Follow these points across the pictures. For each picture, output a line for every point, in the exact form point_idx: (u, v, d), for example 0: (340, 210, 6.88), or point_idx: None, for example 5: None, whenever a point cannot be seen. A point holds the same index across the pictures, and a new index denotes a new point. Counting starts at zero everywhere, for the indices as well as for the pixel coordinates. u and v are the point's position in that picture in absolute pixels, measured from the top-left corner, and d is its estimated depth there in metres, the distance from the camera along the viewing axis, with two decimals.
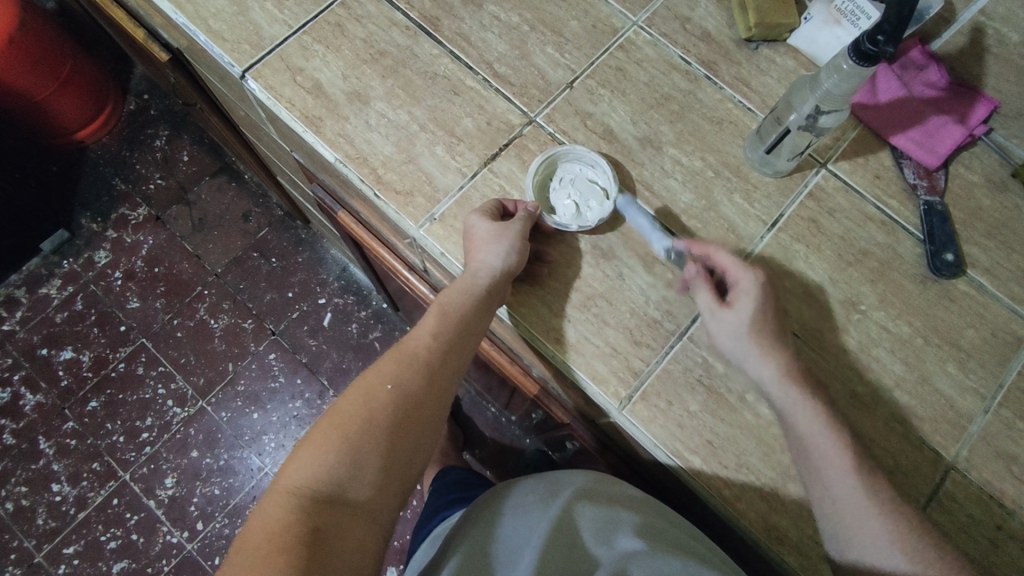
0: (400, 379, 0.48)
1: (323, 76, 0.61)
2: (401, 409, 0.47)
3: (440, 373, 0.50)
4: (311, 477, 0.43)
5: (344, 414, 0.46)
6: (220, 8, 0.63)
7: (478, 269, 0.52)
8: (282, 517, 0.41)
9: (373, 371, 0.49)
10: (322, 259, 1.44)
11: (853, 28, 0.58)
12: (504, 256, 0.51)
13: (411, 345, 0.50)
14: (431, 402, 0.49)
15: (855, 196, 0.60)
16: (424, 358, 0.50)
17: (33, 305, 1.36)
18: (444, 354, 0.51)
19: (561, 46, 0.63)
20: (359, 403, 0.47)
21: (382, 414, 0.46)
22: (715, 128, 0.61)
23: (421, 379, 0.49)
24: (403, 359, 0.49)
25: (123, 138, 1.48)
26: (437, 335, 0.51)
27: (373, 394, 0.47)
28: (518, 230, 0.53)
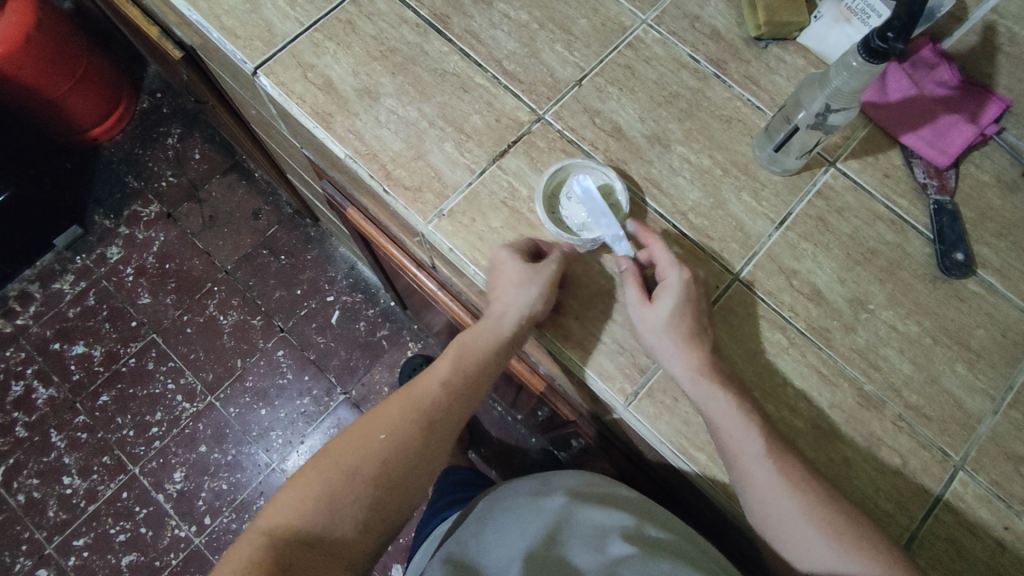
0: (397, 430, 0.51)
1: (334, 73, 0.61)
2: (394, 459, 0.50)
3: (439, 425, 0.53)
4: (295, 516, 0.47)
5: (339, 456, 0.50)
6: (233, 6, 0.64)
7: (504, 314, 0.53)
8: (262, 548, 0.45)
9: (375, 418, 0.52)
10: (331, 257, 1.44)
11: (863, 27, 0.58)
12: (534, 300, 0.52)
13: (417, 393, 0.54)
14: (427, 453, 0.52)
15: (865, 195, 0.59)
16: (425, 410, 0.53)
17: (46, 300, 1.38)
18: (445, 406, 0.54)
19: (570, 44, 0.63)
20: (354, 446, 0.50)
21: (374, 464, 0.50)
22: (724, 126, 0.61)
23: (419, 431, 0.52)
24: (404, 408, 0.52)
25: (136, 136, 1.50)
26: (444, 386, 0.54)
27: (370, 441, 0.51)
28: (551, 274, 0.52)
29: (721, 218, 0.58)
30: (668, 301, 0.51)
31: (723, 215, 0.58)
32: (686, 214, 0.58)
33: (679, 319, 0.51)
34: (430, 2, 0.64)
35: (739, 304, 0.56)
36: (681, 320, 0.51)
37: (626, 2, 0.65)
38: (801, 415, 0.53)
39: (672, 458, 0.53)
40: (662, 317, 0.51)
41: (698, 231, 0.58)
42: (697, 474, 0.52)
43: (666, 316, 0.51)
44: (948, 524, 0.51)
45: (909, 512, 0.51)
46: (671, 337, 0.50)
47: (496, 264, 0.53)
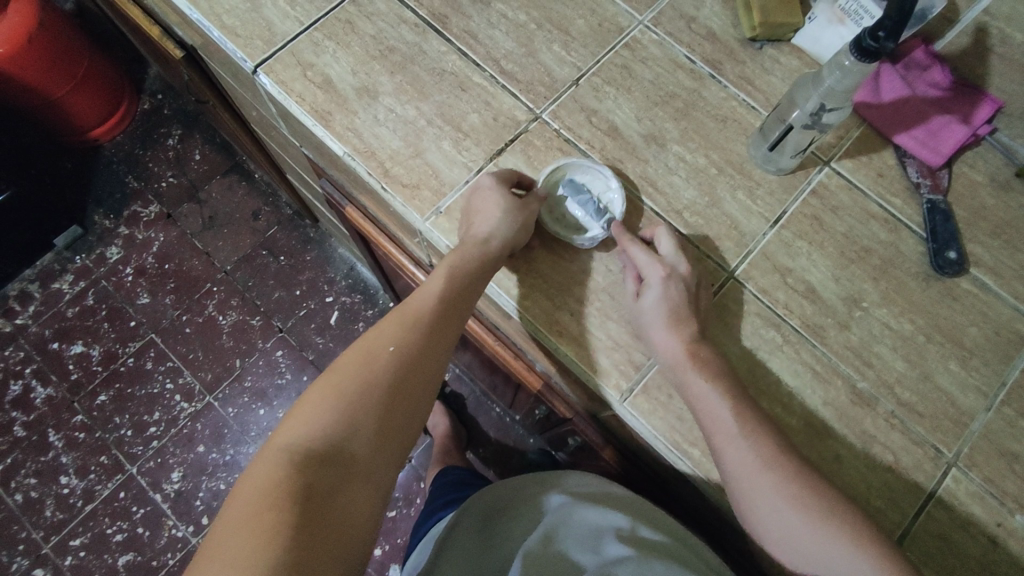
0: (404, 341, 0.46)
1: (333, 72, 0.62)
2: (404, 368, 0.45)
3: (444, 335, 0.49)
4: (305, 433, 0.40)
5: (344, 369, 0.44)
6: (234, 5, 0.64)
7: (491, 236, 0.51)
8: (275, 474, 0.38)
9: (374, 332, 0.46)
10: (330, 258, 1.45)
11: (856, 28, 0.58)
12: (510, 225, 0.52)
13: (416, 305, 0.49)
14: (435, 363, 0.48)
15: (859, 194, 0.60)
16: (427, 320, 0.48)
17: (45, 299, 1.38)
18: (450, 318, 0.49)
19: (567, 44, 0.64)
20: (359, 360, 0.44)
21: (384, 374, 0.44)
22: (719, 125, 0.62)
23: (426, 341, 0.47)
24: (407, 319, 0.47)
25: (136, 137, 1.51)
26: (442, 295, 0.49)
27: (376, 353, 0.45)
28: (528, 207, 0.54)
29: (716, 217, 0.59)
30: (655, 294, 0.52)
31: (718, 214, 0.59)
32: (682, 212, 0.59)
33: (671, 311, 0.51)
34: (429, 2, 0.65)
35: (734, 302, 0.56)
36: (671, 312, 0.51)
37: (623, 3, 0.66)
38: (794, 411, 0.53)
39: (667, 454, 0.53)
40: (653, 310, 0.52)
41: (694, 230, 0.58)
42: (690, 470, 0.53)
43: (654, 308, 0.52)
44: (940, 520, 0.51)
45: (902, 508, 0.51)
46: (660, 329, 0.51)
47: (477, 190, 0.55)
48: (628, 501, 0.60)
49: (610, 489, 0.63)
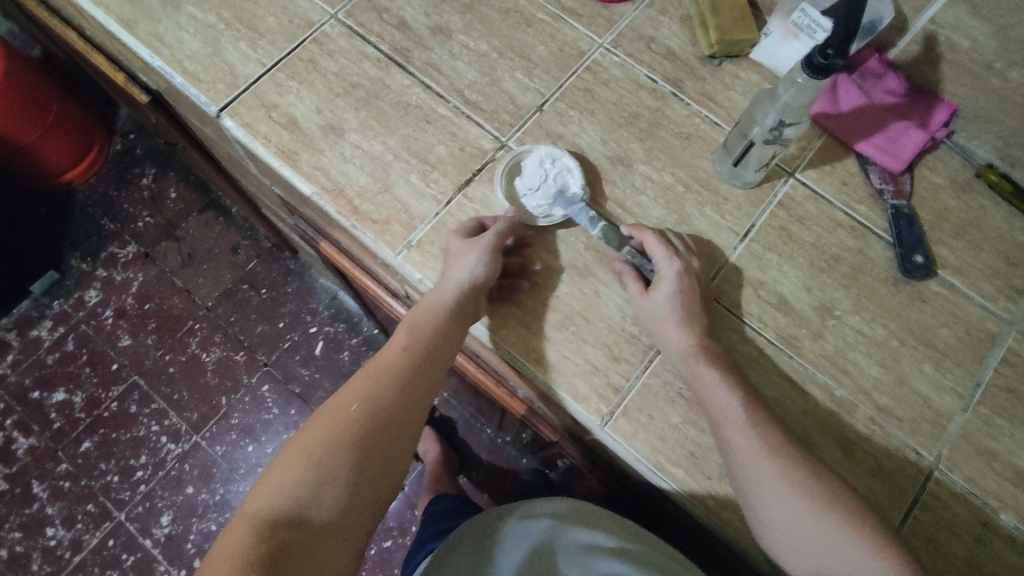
0: (367, 399, 0.46)
1: (298, 111, 0.62)
2: (371, 427, 0.45)
3: (413, 388, 0.48)
4: (269, 502, 0.40)
5: (310, 434, 0.43)
6: (196, 51, 0.64)
7: (448, 284, 0.52)
8: (241, 543, 0.37)
9: (340, 394, 0.46)
10: (312, 288, 1.44)
11: (810, 42, 0.60)
12: (480, 267, 0.52)
13: (381, 361, 0.49)
14: (406, 418, 0.47)
15: (824, 204, 0.61)
16: (394, 373, 0.48)
17: (24, 347, 1.36)
18: (417, 372, 0.49)
19: (529, 71, 0.65)
20: (323, 424, 0.44)
21: (347, 435, 0.44)
22: (684, 143, 0.63)
23: (393, 397, 0.46)
24: (371, 378, 0.47)
25: (110, 178, 1.50)
26: (408, 348, 0.49)
27: (338, 415, 0.45)
28: (490, 241, 0.53)
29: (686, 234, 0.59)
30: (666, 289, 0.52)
31: (688, 231, 0.59)
32: None
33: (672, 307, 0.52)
34: (390, 37, 0.65)
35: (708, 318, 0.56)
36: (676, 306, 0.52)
37: (582, 28, 0.67)
38: None
39: (650, 476, 0.53)
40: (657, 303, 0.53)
41: None
42: (675, 491, 0.52)
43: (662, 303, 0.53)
44: (926, 524, 0.51)
45: (887, 513, 0.51)
46: (671, 323, 0.52)
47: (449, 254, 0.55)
48: (613, 518, 0.60)
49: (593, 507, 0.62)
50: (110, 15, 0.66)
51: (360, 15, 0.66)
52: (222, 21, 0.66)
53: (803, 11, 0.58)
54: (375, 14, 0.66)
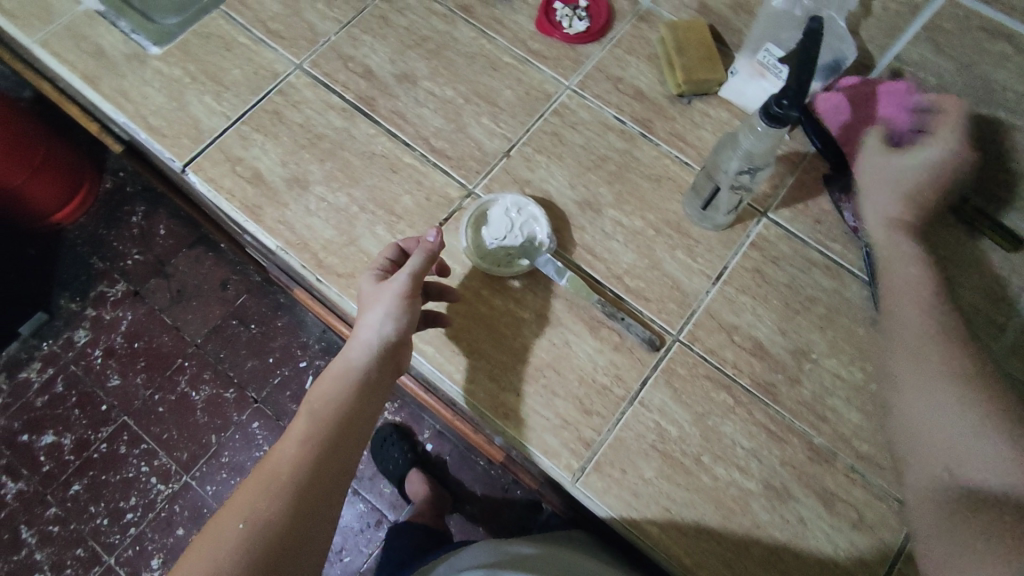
0: (255, 512, 0.42)
1: (263, 165, 0.62)
2: (258, 547, 0.41)
3: (314, 488, 0.45)
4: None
5: (192, 567, 0.40)
6: (160, 105, 0.64)
7: (355, 350, 0.51)
8: None
9: (226, 514, 0.43)
10: (302, 322, 1.43)
11: (777, 80, 0.59)
12: (388, 322, 0.51)
13: (275, 462, 0.46)
14: (305, 525, 0.43)
15: (798, 243, 0.59)
16: (288, 478, 0.44)
17: (13, 390, 1.36)
18: (315, 465, 0.45)
19: (496, 116, 0.64)
20: (207, 550, 0.41)
21: (233, 556, 0.40)
22: (654, 185, 0.62)
23: (286, 507, 0.43)
24: (260, 486, 0.44)
25: (100, 217, 1.51)
26: (306, 445, 0.46)
27: (222, 539, 0.41)
28: (399, 290, 0.51)
29: (657, 279, 0.58)
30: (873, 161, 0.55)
31: (659, 276, 0.58)
32: (622, 277, 0.58)
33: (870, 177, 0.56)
34: (355, 86, 0.65)
35: (681, 365, 0.55)
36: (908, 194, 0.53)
37: (549, 70, 0.66)
38: (756, 476, 0.51)
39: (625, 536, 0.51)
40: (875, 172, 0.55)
41: (635, 294, 0.57)
42: (650, 550, 0.50)
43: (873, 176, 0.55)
44: None
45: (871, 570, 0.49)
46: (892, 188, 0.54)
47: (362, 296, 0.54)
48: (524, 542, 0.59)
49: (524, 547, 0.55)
50: (72, 70, 0.65)
51: (326, 65, 0.66)
52: (186, 75, 0.65)
53: (768, 50, 0.58)
54: (340, 63, 0.66)
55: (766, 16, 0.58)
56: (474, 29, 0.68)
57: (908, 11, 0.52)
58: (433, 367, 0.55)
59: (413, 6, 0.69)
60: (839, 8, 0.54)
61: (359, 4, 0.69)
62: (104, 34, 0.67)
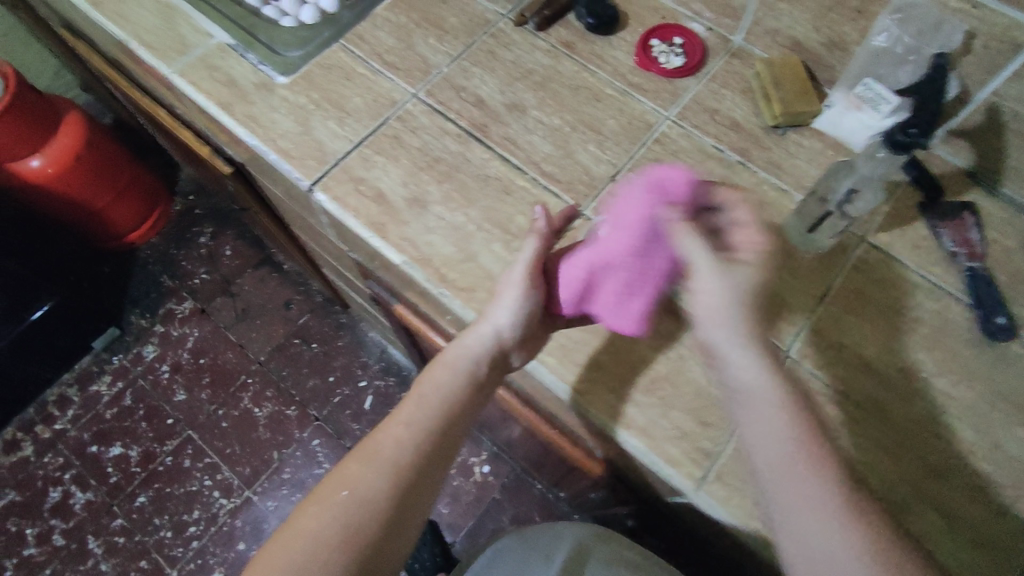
0: (358, 485, 0.49)
1: (385, 185, 0.66)
2: (359, 516, 0.48)
3: (413, 469, 0.51)
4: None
5: (301, 533, 0.46)
6: (288, 129, 0.69)
7: (479, 342, 0.57)
8: None
9: (329, 483, 0.49)
10: (362, 342, 1.47)
11: (875, 113, 0.62)
12: (509, 316, 0.56)
13: (377, 442, 0.52)
14: (401, 502, 0.50)
15: (897, 266, 0.62)
16: (389, 458, 0.51)
17: (84, 402, 1.40)
18: (415, 446, 0.52)
19: (601, 143, 0.68)
20: (313, 517, 0.47)
21: (340, 528, 0.47)
22: (754, 210, 0.65)
23: (385, 483, 0.50)
24: (363, 460, 0.51)
25: (170, 237, 1.59)
26: (407, 428, 0.53)
27: (328, 506, 0.47)
28: (522, 283, 0.57)
29: (763, 298, 0.61)
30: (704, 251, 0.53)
31: (764, 295, 0.61)
32: None
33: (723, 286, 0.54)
34: (469, 113, 0.70)
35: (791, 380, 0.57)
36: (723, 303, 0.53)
37: (648, 101, 0.71)
38: (873, 489, 0.53)
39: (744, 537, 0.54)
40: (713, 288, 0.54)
41: None
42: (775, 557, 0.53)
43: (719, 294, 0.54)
44: None
45: None
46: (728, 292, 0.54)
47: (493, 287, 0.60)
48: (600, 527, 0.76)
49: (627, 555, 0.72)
50: (207, 96, 0.70)
51: (440, 94, 0.71)
52: (311, 102, 0.70)
53: (867, 85, 0.61)
54: (453, 93, 0.71)
55: (868, 52, 0.61)
56: (576, 63, 0.73)
57: (1011, 48, 0.53)
58: (555, 377, 0.60)
59: (518, 40, 0.74)
60: (942, 45, 0.56)
61: (468, 38, 0.74)
62: (235, 64, 0.72)
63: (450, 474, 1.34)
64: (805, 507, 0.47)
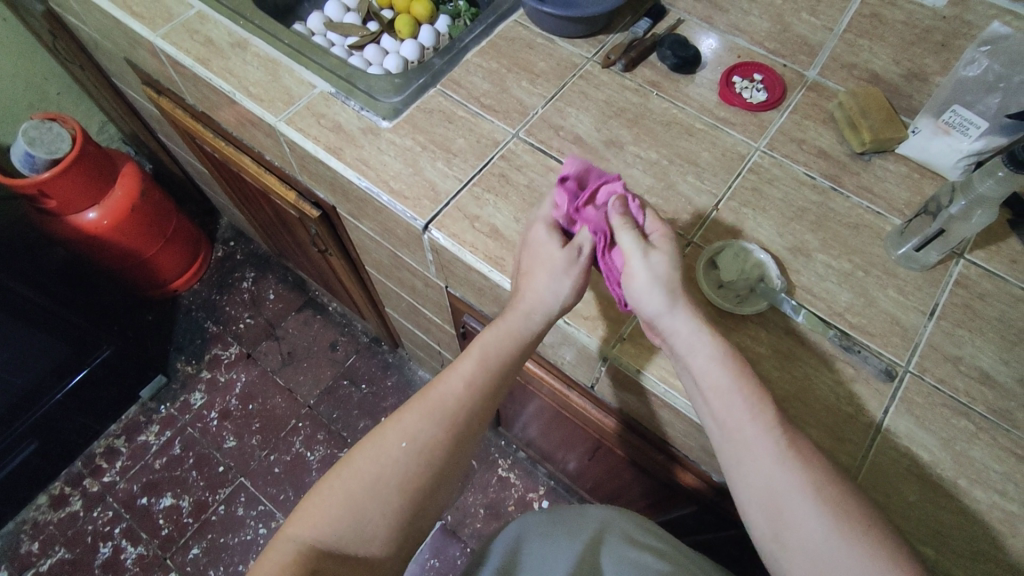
0: (415, 437, 0.55)
1: (499, 221, 0.68)
2: (412, 463, 0.54)
3: (459, 432, 0.56)
4: (314, 529, 0.52)
5: (362, 470, 0.54)
6: (398, 171, 0.71)
7: (536, 313, 0.57)
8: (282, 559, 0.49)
9: (393, 425, 0.56)
10: (411, 380, 1.48)
11: (963, 137, 0.66)
12: (557, 295, 0.57)
13: (439, 395, 0.56)
14: (446, 458, 0.56)
15: (999, 280, 0.65)
16: (446, 413, 0.56)
17: (132, 453, 1.38)
18: (466, 408, 0.56)
19: (699, 174, 0.71)
20: (373, 457, 0.54)
21: (392, 473, 0.54)
22: (854, 232, 0.68)
23: (438, 440, 0.55)
24: (424, 413, 0.55)
25: (212, 283, 1.60)
26: (447, 393, 0.56)
27: (388, 450, 0.54)
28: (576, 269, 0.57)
29: (876, 315, 0.63)
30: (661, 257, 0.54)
31: (878, 312, 0.63)
32: (844, 314, 0.63)
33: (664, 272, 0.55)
34: (570, 151, 0.73)
35: (918, 393, 0.59)
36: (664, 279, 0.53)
37: (737, 134, 0.74)
38: (1015, 497, 0.54)
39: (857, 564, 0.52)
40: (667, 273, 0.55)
41: (860, 329, 0.62)
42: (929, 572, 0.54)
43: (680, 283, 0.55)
44: None
45: None
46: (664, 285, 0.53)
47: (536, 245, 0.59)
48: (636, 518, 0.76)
49: (647, 540, 0.72)
50: (317, 143, 0.73)
51: (540, 134, 0.74)
52: (418, 144, 0.73)
53: (955, 111, 0.66)
54: (552, 132, 0.74)
55: (956, 83, 0.66)
56: (664, 101, 0.77)
57: None
58: (686, 401, 0.59)
59: (607, 81, 0.79)
60: None
61: (559, 81, 0.79)
62: (340, 112, 0.76)
63: (509, 511, 1.32)
64: (782, 499, 0.49)
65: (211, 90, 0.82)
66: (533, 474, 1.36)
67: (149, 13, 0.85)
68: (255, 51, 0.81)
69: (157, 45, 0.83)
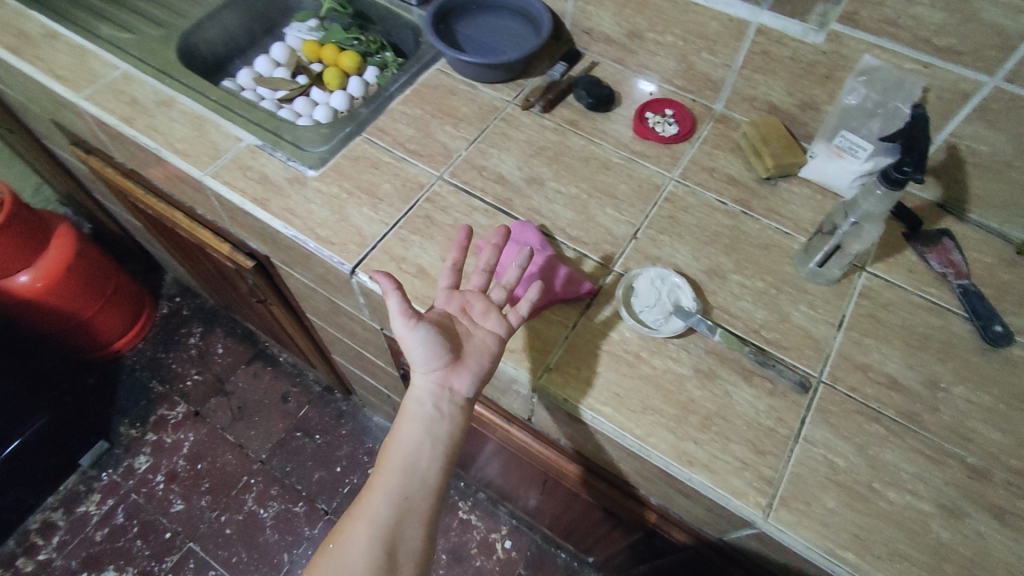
0: (341, 537, 0.56)
1: (425, 260, 0.69)
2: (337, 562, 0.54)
3: (381, 514, 0.57)
4: None
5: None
6: (325, 218, 0.72)
7: (420, 395, 0.61)
8: None
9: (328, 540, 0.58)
10: (366, 427, 1.46)
11: (854, 159, 0.72)
12: (425, 351, 0.59)
13: (360, 496, 0.59)
14: (375, 543, 0.55)
15: (900, 289, 0.69)
16: (364, 509, 0.57)
17: (70, 526, 1.31)
18: (382, 492, 0.58)
19: (618, 207, 0.74)
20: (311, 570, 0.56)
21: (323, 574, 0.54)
22: (765, 252, 0.71)
23: (361, 528, 0.56)
24: (347, 518, 0.58)
25: (158, 341, 1.56)
26: (388, 480, 0.58)
27: (321, 560, 0.56)
28: (434, 319, 0.61)
29: (789, 329, 0.66)
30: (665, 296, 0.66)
31: (790, 326, 0.66)
32: (759, 331, 0.66)
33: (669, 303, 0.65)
34: (493, 190, 0.75)
35: (832, 403, 0.61)
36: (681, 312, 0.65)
37: (652, 166, 0.78)
38: (926, 497, 0.57)
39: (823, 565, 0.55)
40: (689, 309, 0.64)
41: (775, 345, 0.65)
42: None
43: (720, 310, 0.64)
44: None
45: None
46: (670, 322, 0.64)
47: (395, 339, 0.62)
48: None
49: None
50: (243, 195, 0.74)
51: (463, 175, 0.76)
52: (344, 191, 0.75)
53: (843, 136, 0.71)
54: (475, 172, 0.77)
55: (841, 110, 0.71)
56: (582, 138, 0.81)
57: (961, 97, 0.64)
58: (614, 426, 0.60)
59: (526, 123, 0.82)
60: (905, 98, 0.67)
61: (481, 124, 0.82)
62: (266, 163, 0.77)
63: (471, 555, 1.29)
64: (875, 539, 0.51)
65: (137, 148, 0.82)
66: (494, 514, 1.34)
67: (74, 76, 0.85)
68: (182, 109, 0.82)
69: (81, 106, 0.83)
